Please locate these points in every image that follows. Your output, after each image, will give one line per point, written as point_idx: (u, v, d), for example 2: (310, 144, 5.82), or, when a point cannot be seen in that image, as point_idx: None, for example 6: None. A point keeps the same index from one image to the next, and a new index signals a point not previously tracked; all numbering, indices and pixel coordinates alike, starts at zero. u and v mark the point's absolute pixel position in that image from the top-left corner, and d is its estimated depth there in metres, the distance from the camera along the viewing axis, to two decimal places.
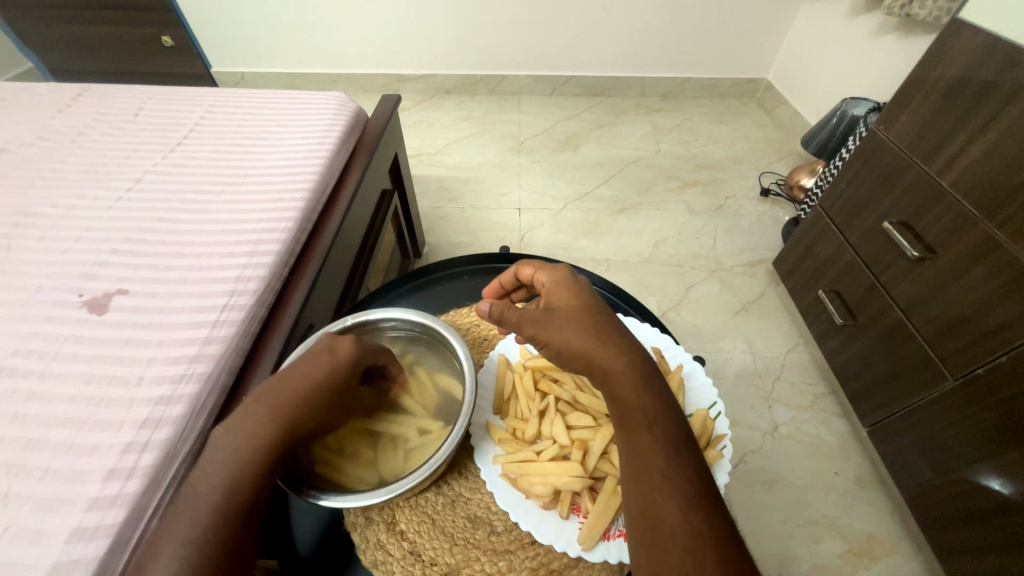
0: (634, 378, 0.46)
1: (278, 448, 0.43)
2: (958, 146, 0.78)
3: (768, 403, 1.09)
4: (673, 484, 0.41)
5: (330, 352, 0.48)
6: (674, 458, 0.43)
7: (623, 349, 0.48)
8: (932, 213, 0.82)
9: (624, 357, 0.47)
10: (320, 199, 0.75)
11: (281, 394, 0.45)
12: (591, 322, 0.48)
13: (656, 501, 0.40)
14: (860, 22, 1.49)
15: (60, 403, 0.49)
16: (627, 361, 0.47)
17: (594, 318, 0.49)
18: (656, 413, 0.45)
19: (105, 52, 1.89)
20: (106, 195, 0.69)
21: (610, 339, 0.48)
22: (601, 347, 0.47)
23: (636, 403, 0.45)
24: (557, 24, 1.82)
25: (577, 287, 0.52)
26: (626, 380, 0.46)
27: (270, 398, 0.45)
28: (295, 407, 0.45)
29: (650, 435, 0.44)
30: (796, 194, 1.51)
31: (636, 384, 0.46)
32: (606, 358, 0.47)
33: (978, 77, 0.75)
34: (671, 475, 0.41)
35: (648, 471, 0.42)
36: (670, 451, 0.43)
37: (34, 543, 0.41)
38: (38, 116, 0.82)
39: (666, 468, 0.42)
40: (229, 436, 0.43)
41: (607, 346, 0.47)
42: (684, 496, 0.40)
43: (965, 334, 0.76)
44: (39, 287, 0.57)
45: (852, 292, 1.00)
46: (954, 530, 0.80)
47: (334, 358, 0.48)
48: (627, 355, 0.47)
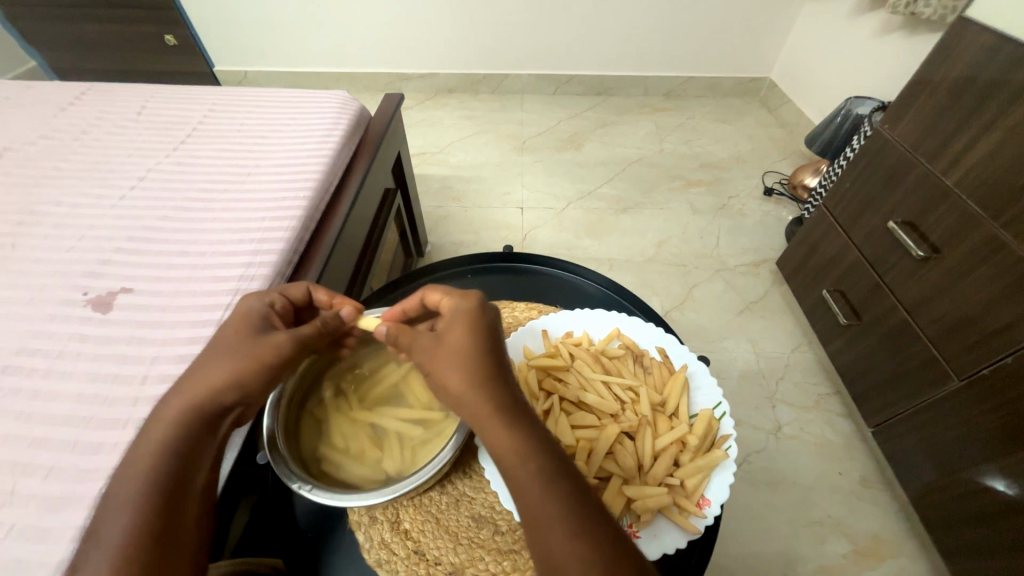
0: (509, 412, 0.40)
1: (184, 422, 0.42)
2: (964, 145, 0.77)
3: (772, 403, 1.09)
4: (555, 520, 0.35)
5: (228, 317, 0.49)
6: (557, 489, 0.37)
7: (501, 380, 0.42)
8: (937, 212, 0.82)
9: (491, 386, 0.41)
10: (323, 198, 0.75)
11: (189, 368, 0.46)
12: (463, 353, 0.42)
13: (543, 545, 0.35)
14: (864, 21, 1.48)
15: (66, 402, 0.49)
16: (497, 391, 0.41)
17: (470, 346, 0.43)
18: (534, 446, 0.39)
19: (109, 51, 1.90)
20: (111, 193, 0.69)
21: (489, 373, 0.42)
22: (474, 383, 0.41)
23: (508, 441, 0.39)
24: (559, 23, 1.82)
25: (461, 312, 0.46)
26: (499, 417, 0.40)
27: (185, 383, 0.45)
28: (191, 375, 0.44)
29: (523, 473, 0.38)
30: (800, 193, 1.50)
31: (513, 418, 0.40)
32: (476, 394, 0.41)
33: (984, 76, 0.74)
34: (551, 510, 0.36)
35: (530, 513, 0.36)
36: (548, 484, 0.37)
37: (40, 541, 0.41)
38: (42, 115, 0.83)
39: (548, 505, 0.36)
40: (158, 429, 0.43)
41: (482, 379, 0.41)
42: (565, 529, 0.35)
43: (970, 334, 0.76)
44: (44, 285, 0.57)
45: (856, 292, 1.00)
46: (959, 531, 0.80)
47: (234, 320, 0.48)
48: (497, 384, 0.41)
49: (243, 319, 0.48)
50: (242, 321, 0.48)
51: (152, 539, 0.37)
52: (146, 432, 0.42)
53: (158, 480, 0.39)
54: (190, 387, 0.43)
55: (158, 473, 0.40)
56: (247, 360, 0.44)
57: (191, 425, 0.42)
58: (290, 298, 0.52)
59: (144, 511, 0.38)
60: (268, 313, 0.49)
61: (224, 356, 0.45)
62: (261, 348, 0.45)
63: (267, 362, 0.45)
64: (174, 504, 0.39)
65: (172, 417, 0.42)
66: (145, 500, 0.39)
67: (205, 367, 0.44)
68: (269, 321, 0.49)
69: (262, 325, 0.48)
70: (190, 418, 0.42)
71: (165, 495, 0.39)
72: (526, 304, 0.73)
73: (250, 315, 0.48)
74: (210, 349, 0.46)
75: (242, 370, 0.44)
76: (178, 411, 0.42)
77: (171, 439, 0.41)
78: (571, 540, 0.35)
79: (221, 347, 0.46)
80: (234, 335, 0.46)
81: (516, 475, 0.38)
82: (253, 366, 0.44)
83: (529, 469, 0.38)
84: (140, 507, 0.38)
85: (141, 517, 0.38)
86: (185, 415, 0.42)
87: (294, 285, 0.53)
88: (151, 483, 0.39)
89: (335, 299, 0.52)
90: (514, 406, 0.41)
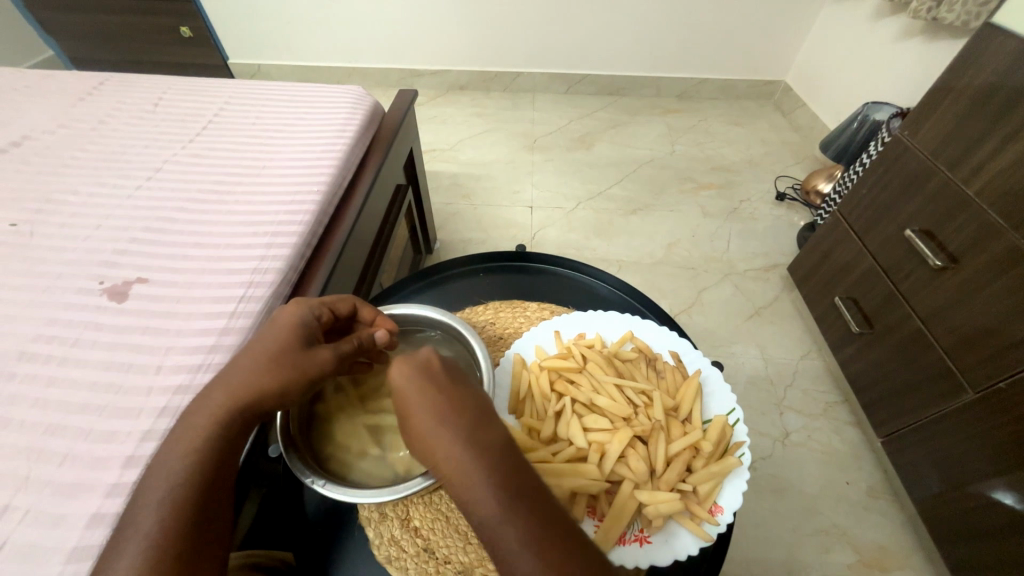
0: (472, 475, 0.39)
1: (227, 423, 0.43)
2: (987, 153, 0.76)
3: (780, 409, 1.08)
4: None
5: (273, 320, 0.48)
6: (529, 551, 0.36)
7: (460, 434, 0.40)
8: (956, 222, 0.81)
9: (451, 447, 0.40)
10: (336, 193, 0.75)
11: (228, 364, 0.46)
12: (420, 416, 0.41)
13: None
14: (884, 25, 1.46)
15: (80, 389, 0.49)
16: (460, 452, 0.39)
17: (424, 406, 0.41)
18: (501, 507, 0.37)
19: (125, 42, 1.91)
20: (127, 183, 0.69)
21: (445, 434, 0.40)
22: (437, 449, 0.40)
23: (476, 505, 0.38)
24: (573, 22, 1.81)
25: (408, 369, 0.44)
26: (461, 482, 0.39)
27: (222, 381, 0.44)
28: (234, 374, 0.44)
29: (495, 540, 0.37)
30: (813, 199, 1.49)
31: (475, 480, 0.38)
32: (441, 461, 0.40)
33: (1008, 84, 0.73)
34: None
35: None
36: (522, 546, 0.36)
37: (54, 527, 0.41)
38: (60, 104, 0.83)
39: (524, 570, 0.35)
40: (185, 423, 0.43)
41: (440, 442, 0.40)
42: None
43: (986, 346, 0.75)
44: (61, 273, 0.58)
45: (869, 300, 0.99)
46: (967, 544, 0.79)
47: (278, 324, 0.47)
48: (453, 443, 0.40)
49: (289, 326, 0.47)
50: (290, 327, 0.47)
51: (188, 534, 0.39)
52: (187, 421, 0.43)
53: (195, 475, 0.41)
54: (235, 388, 0.43)
55: (196, 468, 0.41)
56: (295, 375, 0.45)
57: (232, 425, 0.43)
58: (336, 310, 0.51)
59: (181, 504, 0.40)
60: (314, 322, 0.49)
61: (269, 362, 0.45)
62: (310, 363, 0.46)
63: (310, 377, 0.46)
64: (209, 501, 0.41)
65: (215, 415, 0.43)
66: (182, 492, 0.40)
67: (251, 370, 0.44)
68: (316, 332, 0.49)
69: (308, 334, 0.48)
70: (233, 419, 0.43)
71: (201, 492, 0.40)
72: (538, 305, 0.73)
73: (299, 325, 0.47)
74: (255, 348, 0.46)
75: (287, 386, 0.45)
76: (222, 411, 0.43)
77: (212, 438, 0.42)
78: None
79: (266, 352, 0.45)
80: (284, 344, 0.46)
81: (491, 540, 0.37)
82: (299, 380, 0.45)
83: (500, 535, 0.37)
84: (176, 499, 0.40)
85: (178, 508, 0.39)
86: (228, 418, 0.43)
87: (341, 297, 0.52)
88: (189, 477, 0.41)
89: (378, 318, 0.54)
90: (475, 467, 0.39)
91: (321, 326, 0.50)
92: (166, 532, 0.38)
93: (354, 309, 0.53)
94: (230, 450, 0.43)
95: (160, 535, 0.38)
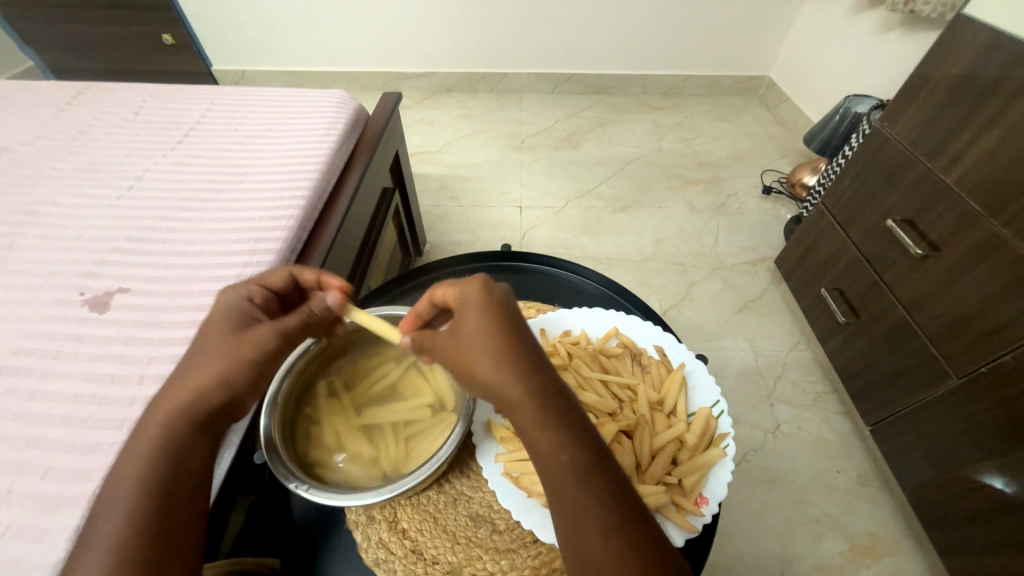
0: (544, 401, 0.38)
1: (179, 420, 0.41)
2: (964, 142, 0.77)
3: (770, 401, 1.09)
4: (595, 514, 0.35)
5: (207, 314, 0.47)
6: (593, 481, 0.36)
7: (534, 362, 0.39)
8: (936, 210, 0.82)
9: (530, 372, 0.38)
10: (320, 197, 0.75)
11: (178, 367, 0.45)
12: (489, 340, 0.39)
13: (576, 535, 0.35)
14: (863, 18, 1.48)
15: (62, 402, 0.48)
16: (537, 374, 0.38)
17: (499, 332, 0.39)
18: (572, 431, 0.37)
19: (107, 51, 1.89)
20: (108, 193, 0.69)
21: (517, 364, 0.38)
22: (505, 374, 0.38)
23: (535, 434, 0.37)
24: (558, 22, 1.81)
25: (473, 298, 0.41)
26: (530, 407, 0.37)
27: (173, 386, 0.43)
28: (179, 376, 0.43)
29: (559, 464, 0.36)
30: (798, 192, 1.50)
31: (547, 403, 0.38)
32: (506, 385, 0.38)
33: (984, 74, 0.74)
34: (586, 503, 0.35)
35: (566, 503, 0.36)
36: (587, 474, 0.36)
37: (35, 542, 0.41)
38: (38, 114, 0.82)
39: (584, 498, 0.35)
40: (143, 428, 0.42)
41: (518, 365, 0.38)
42: (600, 518, 0.35)
43: (969, 332, 0.76)
44: (40, 286, 0.57)
45: (855, 290, 1.00)
46: (957, 528, 0.80)
47: (213, 315, 0.47)
48: (531, 369, 0.39)
49: (221, 317, 0.46)
50: (221, 318, 0.46)
51: (151, 539, 0.37)
52: (140, 428, 0.42)
53: (155, 477, 0.40)
54: (179, 387, 0.43)
55: (152, 473, 0.40)
56: (229, 362, 0.43)
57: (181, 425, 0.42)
58: (270, 290, 0.49)
59: (140, 510, 0.38)
60: (246, 306, 0.47)
61: (206, 355, 0.44)
62: (246, 345, 0.44)
63: (253, 359, 0.44)
64: (170, 505, 0.39)
65: (162, 416, 0.41)
66: (143, 497, 0.39)
67: (191, 367, 0.43)
68: (250, 314, 0.47)
69: (241, 318, 0.46)
70: (181, 415, 0.42)
71: (161, 493, 0.39)
72: (524, 304, 0.73)
73: (227, 313, 0.46)
74: (195, 347, 0.45)
75: (225, 372, 0.43)
76: (168, 409, 0.42)
77: (163, 439, 0.41)
78: (608, 530, 0.34)
79: (204, 346, 0.44)
80: (214, 335, 0.45)
81: (550, 464, 0.37)
82: (238, 364, 0.44)
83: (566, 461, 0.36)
84: (136, 506, 0.39)
85: (139, 512, 0.38)
86: (177, 416, 0.42)
87: (272, 272, 0.50)
88: (148, 482, 0.39)
89: (321, 276, 0.50)
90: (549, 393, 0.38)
91: (256, 308, 0.48)
92: (126, 538, 0.37)
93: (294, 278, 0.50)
94: (186, 446, 0.41)
95: (122, 541, 0.37)
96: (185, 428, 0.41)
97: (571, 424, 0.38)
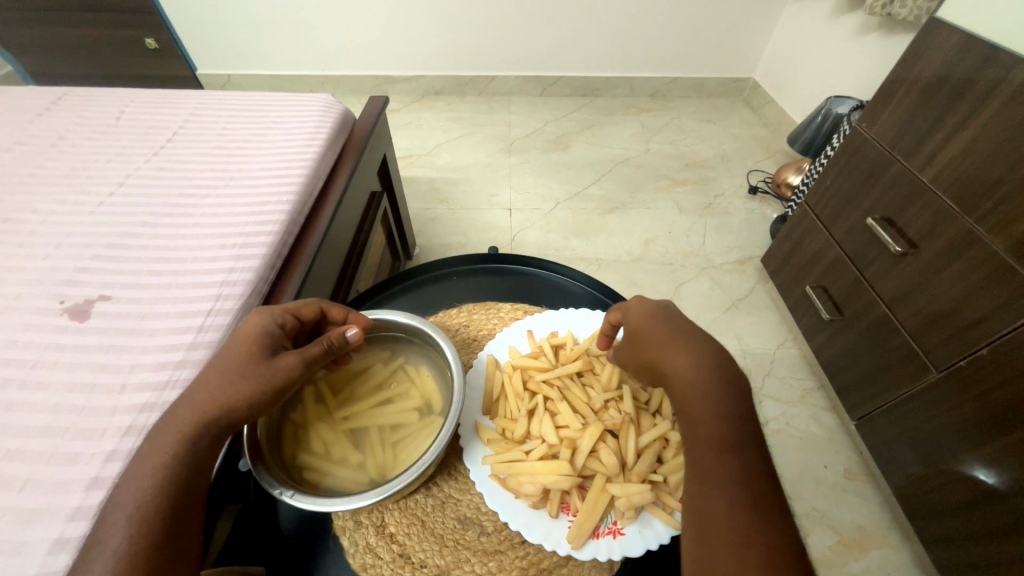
0: (705, 384, 0.44)
1: (197, 437, 0.43)
2: (937, 142, 0.79)
3: (758, 398, 1.10)
4: (725, 485, 0.39)
5: (235, 332, 0.49)
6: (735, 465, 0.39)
7: (706, 353, 0.46)
8: (914, 209, 0.83)
9: (695, 358, 0.45)
10: (306, 202, 0.75)
11: (194, 382, 0.46)
12: (667, 327, 0.49)
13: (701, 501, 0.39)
14: (843, 21, 1.51)
15: (41, 412, 0.48)
16: (703, 361, 0.45)
17: (675, 326, 0.49)
18: (728, 420, 0.42)
19: (90, 56, 1.88)
20: (88, 199, 0.68)
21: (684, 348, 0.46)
22: (675, 352, 0.46)
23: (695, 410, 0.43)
24: (545, 25, 1.82)
25: (653, 304, 0.51)
26: (691, 383, 0.44)
27: (192, 400, 0.44)
28: (202, 391, 0.45)
29: (703, 436, 0.42)
30: (784, 191, 1.52)
31: (708, 384, 0.44)
32: (675, 358, 0.46)
33: (955, 75, 0.76)
34: (721, 476, 0.39)
35: (701, 471, 0.40)
36: (729, 453, 0.40)
37: (13, 556, 0.40)
38: (17, 120, 0.81)
39: (714, 468, 0.40)
40: (153, 442, 0.43)
41: (685, 352, 0.46)
42: (730, 493, 0.38)
43: (948, 327, 0.77)
44: (19, 294, 0.56)
45: (838, 287, 1.02)
46: (941, 519, 0.81)
47: (243, 335, 0.48)
48: (700, 359, 0.45)
49: (252, 338, 0.48)
50: (252, 339, 0.48)
51: (158, 550, 0.38)
52: (154, 439, 0.43)
53: (161, 491, 0.40)
54: (201, 404, 0.44)
55: (163, 485, 0.41)
56: (262, 385, 0.45)
57: (201, 441, 0.43)
58: (301, 315, 0.52)
59: (150, 520, 0.39)
60: (278, 331, 0.49)
61: (235, 375, 0.45)
62: (274, 370, 0.46)
63: (280, 385, 0.46)
64: (179, 517, 0.40)
65: (179, 431, 0.43)
66: (148, 512, 0.39)
67: (220, 382, 0.45)
68: (280, 340, 0.49)
69: (273, 343, 0.48)
70: (203, 433, 0.43)
71: (168, 508, 0.40)
72: (512, 305, 0.74)
73: (262, 335, 0.48)
74: (220, 362, 0.46)
75: (260, 397, 0.45)
76: (188, 425, 0.43)
77: (177, 455, 0.42)
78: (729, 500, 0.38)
79: (233, 365, 0.46)
80: (249, 355, 0.46)
81: (697, 433, 0.42)
82: (264, 389, 0.45)
83: (709, 441, 0.41)
84: (144, 514, 0.39)
85: (144, 526, 0.39)
86: (196, 432, 0.43)
87: (304, 302, 0.53)
88: (157, 493, 0.40)
89: (350, 315, 0.56)
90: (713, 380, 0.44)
91: (285, 333, 0.50)
92: (133, 548, 0.38)
93: (322, 310, 0.54)
94: (199, 463, 0.42)
95: (129, 549, 0.38)
96: (202, 446, 0.43)
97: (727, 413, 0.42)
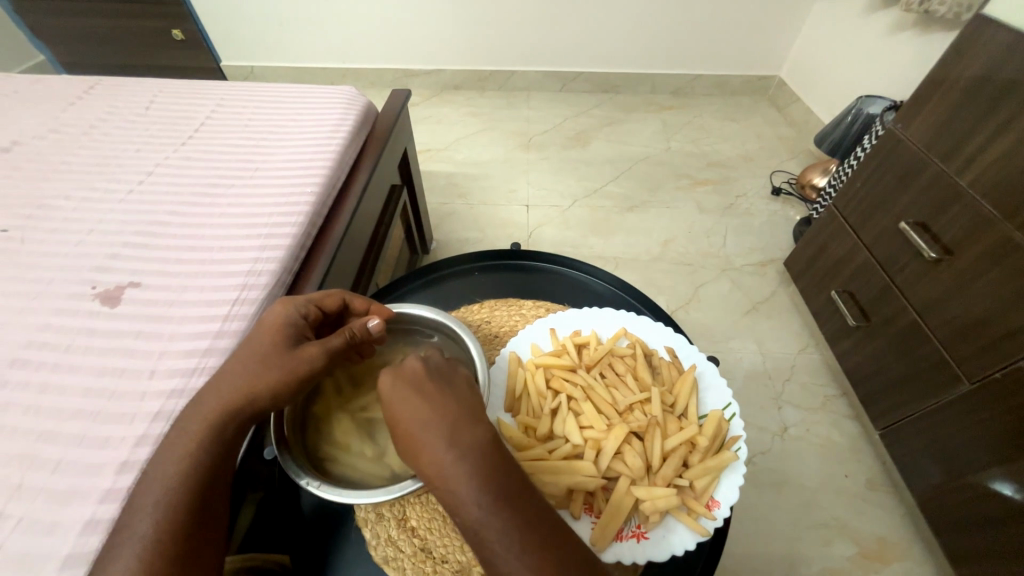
0: (478, 480, 0.38)
1: (222, 428, 0.43)
2: (978, 145, 0.76)
3: (778, 404, 1.08)
4: None
5: (260, 322, 0.49)
6: (536, 560, 0.36)
7: (467, 427, 0.41)
8: (950, 213, 0.81)
9: (452, 447, 0.39)
10: (329, 194, 0.75)
11: (219, 370, 0.47)
12: (425, 421, 0.41)
13: None
14: (876, 19, 1.46)
15: (74, 396, 0.49)
16: (462, 447, 0.39)
17: (420, 406, 0.42)
18: (507, 517, 0.37)
19: (118, 47, 1.90)
20: (119, 187, 0.69)
21: (448, 445, 0.40)
22: (430, 448, 0.40)
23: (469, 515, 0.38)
24: (566, 20, 1.81)
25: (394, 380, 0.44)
26: (454, 483, 0.38)
27: (214, 391, 0.45)
28: (225, 381, 0.45)
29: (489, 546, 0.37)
30: (808, 193, 1.49)
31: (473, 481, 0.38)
32: (431, 455, 0.39)
33: (999, 76, 0.73)
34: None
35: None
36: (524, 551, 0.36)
37: (47, 535, 0.41)
38: (50, 108, 0.83)
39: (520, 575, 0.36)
40: (180, 431, 0.43)
41: (441, 440, 0.40)
42: None
43: (982, 337, 0.75)
44: (53, 279, 0.58)
45: (866, 293, 0.99)
46: (967, 534, 0.79)
47: (267, 325, 0.48)
48: (463, 443, 0.40)
49: (277, 329, 0.48)
50: (276, 330, 0.48)
51: (185, 535, 0.39)
52: (181, 426, 0.43)
53: (188, 478, 0.41)
54: (226, 395, 0.44)
55: (190, 471, 0.41)
56: (286, 377, 0.46)
57: (226, 429, 0.43)
58: (323, 306, 0.52)
59: (177, 506, 0.40)
60: (301, 323, 0.49)
61: (258, 367, 0.45)
62: (297, 362, 0.46)
63: (303, 377, 0.47)
64: (204, 504, 0.41)
65: (205, 419, 0.43)
66: (177, 497, 0.40)
67: (244, 373, 0.45)
68: (303, 331, 0.49)
69: (295, 334, 0.48)
70: (226, 422, 0.43)
71: (195, 494, 0.41)
72: (533, 303, 0.73)
73: (286, 325, 0.48)
74: (244, 353, 0.47)
75: (283, 389, 0.45)
76: (213, 415, 0.43)
77: (204, 443, 0.42)
78: None
79: (256, 357, 0.46)
80: (272, 346, 0.47)
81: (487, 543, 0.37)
82: (288, 380, 0.46)
83: (500, 543, 0.37)
84: (172, 500, 0.40)
85: (172, 512, 0.40)
86: (221, 422, 0.43)
87: (327, 293, 0.53)
88: (185, 479, 0.41)
89: (372, 306, 0.55)
90: (498, 466, 0.39)
91: (308, 324, 0.50)
92: (162, 532, 0.39)
93: (343, 301, 0.54)
94: (224, 453, 0.43)
95: (157, 534, 0.39)
96: (227, 437, 0.43)
97: (514, 504, 0.38)
